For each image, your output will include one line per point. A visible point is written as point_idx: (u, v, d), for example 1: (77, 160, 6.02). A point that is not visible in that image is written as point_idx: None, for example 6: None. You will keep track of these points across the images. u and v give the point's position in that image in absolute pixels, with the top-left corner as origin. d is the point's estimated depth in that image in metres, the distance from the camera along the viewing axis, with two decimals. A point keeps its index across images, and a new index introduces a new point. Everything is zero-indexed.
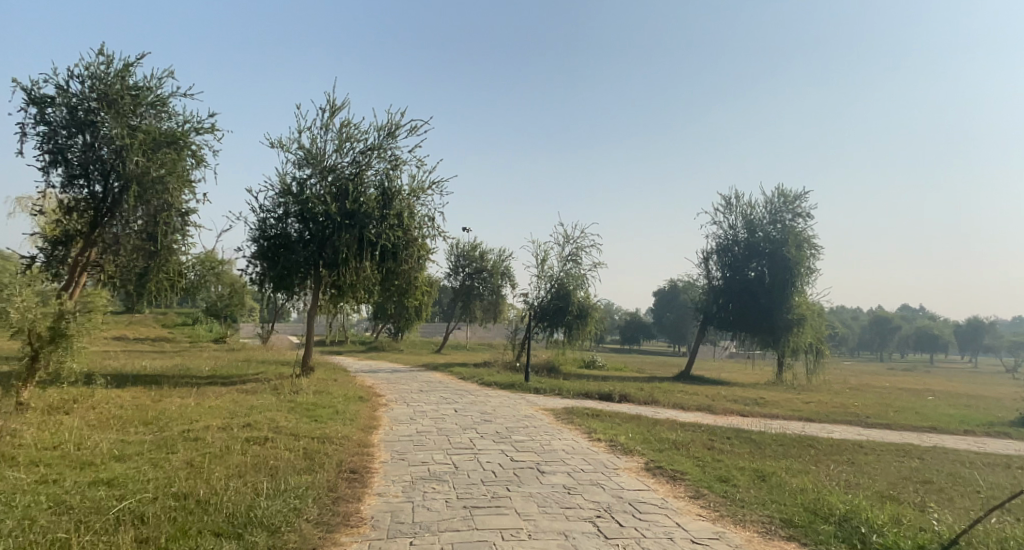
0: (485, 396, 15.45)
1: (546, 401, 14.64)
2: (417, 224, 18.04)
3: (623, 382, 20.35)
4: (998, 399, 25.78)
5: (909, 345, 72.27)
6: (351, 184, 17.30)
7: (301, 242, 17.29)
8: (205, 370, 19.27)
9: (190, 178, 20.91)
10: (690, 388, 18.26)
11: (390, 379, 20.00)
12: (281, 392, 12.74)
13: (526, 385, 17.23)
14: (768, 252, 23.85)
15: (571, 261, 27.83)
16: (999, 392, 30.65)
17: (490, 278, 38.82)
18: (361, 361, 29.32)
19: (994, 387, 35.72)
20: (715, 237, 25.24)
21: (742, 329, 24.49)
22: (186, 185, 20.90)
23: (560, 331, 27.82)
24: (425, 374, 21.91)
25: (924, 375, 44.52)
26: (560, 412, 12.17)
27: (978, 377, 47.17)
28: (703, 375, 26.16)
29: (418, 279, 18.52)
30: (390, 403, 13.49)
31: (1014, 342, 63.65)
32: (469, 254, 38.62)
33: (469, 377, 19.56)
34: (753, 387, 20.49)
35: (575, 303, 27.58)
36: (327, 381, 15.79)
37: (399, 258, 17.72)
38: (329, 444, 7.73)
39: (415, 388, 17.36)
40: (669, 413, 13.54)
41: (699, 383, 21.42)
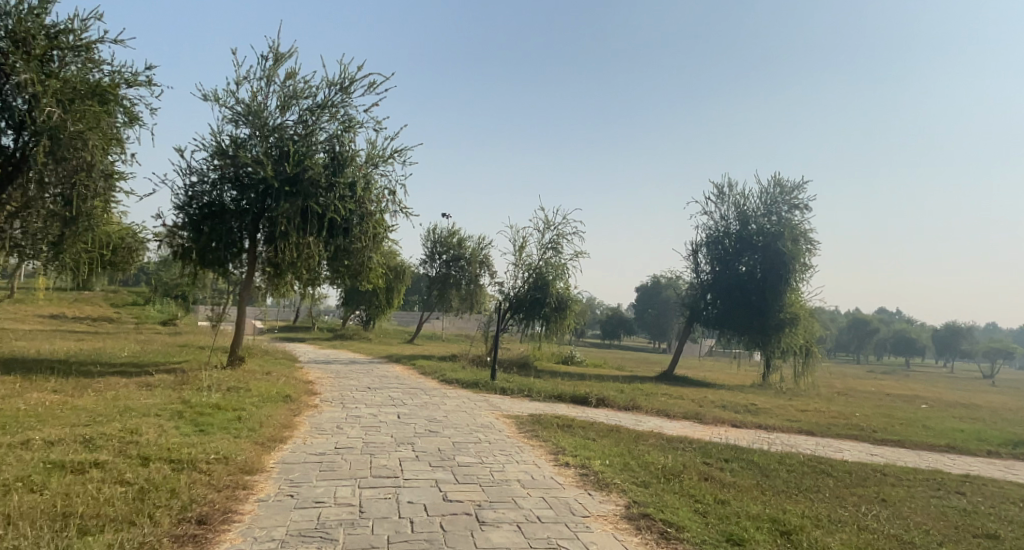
0: (439, 395, 13.20)
1: (511, 405, 12.45)
2: (375, 197, 15.49)
3: (600, 382, 18.33)
4: (1000, 411, 23.98)
5: (890, 349, 71.23)
6: (295, 146, 14.75)
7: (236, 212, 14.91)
8: (126, 357, 16.88)
9: (116, 137, 18.84)
10: (676, 392, 16.24)
11: (341, 372, 17.74)
12: (188, 390, 10.50)
13: (491, 384, 15.03)
14: (761, 245, 21.89)
15: (551, 249, 25.71)
16: (996, 401, 28.91)
17: (467, 266, 36.55)
18: (320, 350, 27.00)
19: (987, 396, 34.11)
20: (705, 227, 23.29)
21: (730, 328, 22.59)
22: (112, 143, 18.81)
23: (537, 324, 25.72)
24: (383, 367, 19.67)
25: (911, 380, 43.05)
26: (524, 422, 10.01)
27: (966, 383, 45.62)
28: (687, 375, 24.22)
29: (375, 261, 15.91)
30: (321, 403, 11.27)
31: (996, 348, 62.66)
32: (446, 241, 36.44)
33: (428, 372, 17.28)
34: (744, 391, 18.52)
35: (553, 295, 25.44)
36: (255, 375, 13.48)
37: (351, 233, 15.26)
38: (187, 475, 5.54)
39: (362, 384, 15.09)
40: (656, 421, 11.46)
41: (683, 385, 19.40)
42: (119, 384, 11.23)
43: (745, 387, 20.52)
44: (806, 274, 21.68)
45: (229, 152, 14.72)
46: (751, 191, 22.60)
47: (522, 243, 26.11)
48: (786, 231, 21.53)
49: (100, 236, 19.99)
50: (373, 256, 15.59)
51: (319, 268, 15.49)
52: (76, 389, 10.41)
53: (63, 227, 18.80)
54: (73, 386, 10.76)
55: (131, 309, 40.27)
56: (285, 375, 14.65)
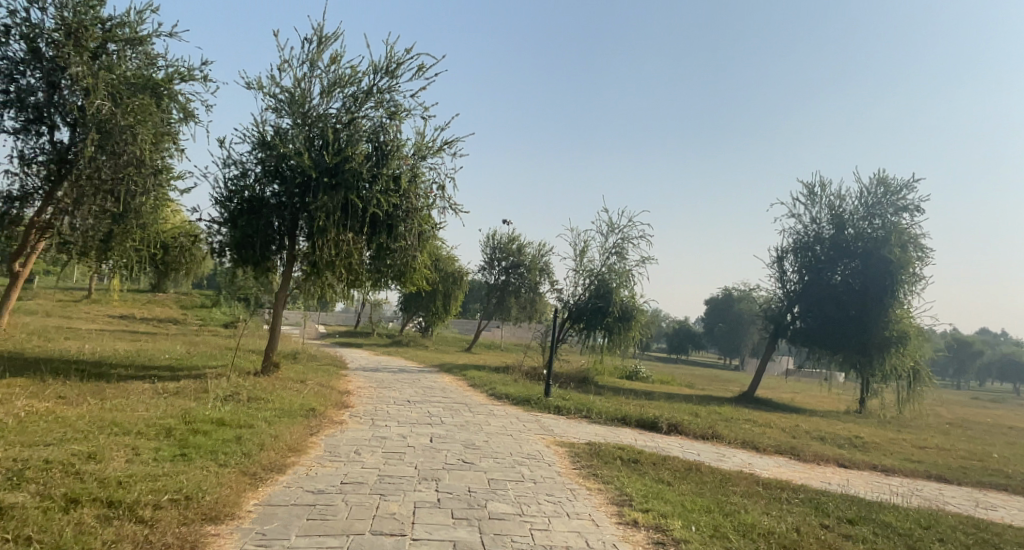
0: (485, 413, 11.57)
1: (566, 429, 10.68)
2: (422, 191, 14.05)
3: (671, 403, 16.26)
4: None
5: (991, 374, 65.09)
6: (336, 134, 13.48)
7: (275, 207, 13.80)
8: (163, 360, 16.04)
9: (167, 132, 18.12)
10: (760, 421, 14.07)
11: (384, 382, 16.38)
12: (197, 401, 9.24)
13: (546, 402, 13.27)
14: (861, 253, 19.38)
15: (615, 255, 23.80)
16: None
17: (527, 274, 34.96)
18: (373, 357, 25.93)
19: None
20: (792, 231, 20.91)
21: (821, 346, 20.13)
22: (163, 139, 18.12)
23: (599, 335, 23.86)
24: (431, 377, 18.23)
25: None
26: (580, 453, 8.23)
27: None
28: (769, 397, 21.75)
29: (420, 261, 14.45)
30: (347, 420, 9.85)
31: None
32: (505, 247, 34.73)
33: (478, 385, 15.71)
34: (841, 419, 16.11)
35: (616, 304, 23.52)
36: (286, 383, 12.23)
37: (393, 231, 13.89)
38: (117, 528, 4.11)
39: (403, 396, 13.62)
40: (743, 456, 9.45)
41: (766, 409, 17.07)
42: (133, 390, 10.15)
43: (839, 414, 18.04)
44: (914, 287, 19.00)
45: (268, 141, 13.54)
46: (849, 192, 20.10)
47: (584, 248, 24.36)
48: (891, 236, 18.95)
49: (149, 234, 19.42)
50: (418, 257, 14.15)
51: (359, 267, 14.15)
52: (81, 395, 9.36)
53: (111, 224, 18.15)
54: (81, 391, 9.72)
55: (196, 310, 40.68)
56: (320, 383, 13.35)
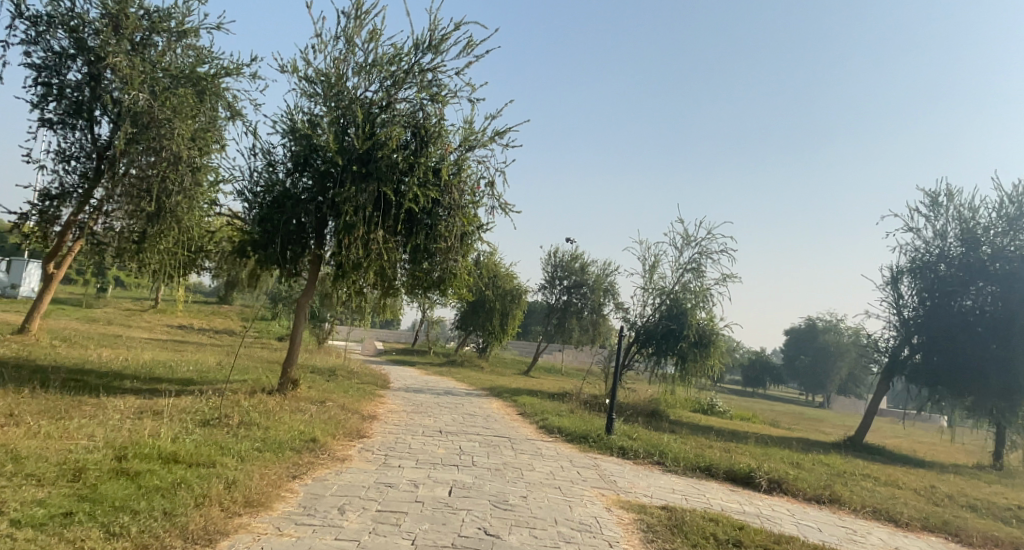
0: (532, 454, 9.43)
1: (631, 482, 8.43)
2: (470, 187, 12.18)
3: (759, 451, 13.72)
4: None
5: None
6: (370, 116, 11.41)
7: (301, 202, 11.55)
8: (184, 367, 14.44)
9: (212, 131, 15.64)
10: (873, 489, 11.44)
11: (424, 406, 14.44)
12: (169, 423, 7.33)
13: (607, 439, 11.00)
14: (997, 275, 18.70)
15: (690, 272, 21.20)
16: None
17: (591, 294, 32.62)
18: (422, 375, 24.01)
19: None
20: (913, 252, 20.57)
21: (947, 380, 19.44)
22: (209, 138, 15.61)
23: (670, 362, 21.26)
24: (479, 401, 16.21)
25: None
26: (654, 531, 6.01)
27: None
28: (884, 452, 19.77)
29: (462, 266, 12.44)
30: (354, 455, 7.83)
31: None
32: (567, 266, 32.43)
33: (529, 414, 13.59)
34: (981, 493, 13.27)
35: (692, 327, 20.82)
36: (303, 403, 10.35)
37: (432, 229, 11.95)
38: None
39: (439, 425, 11.57)
40: (896, 536, 8.23)
41: (878, 470, 14.23)
42: (113, 406, 8.37)
43: (972, 483, 14.98)
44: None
45: (294, 125, 11.53)
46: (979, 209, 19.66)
47: (655, 263, 21.91)
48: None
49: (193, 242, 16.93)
50: (460, 261, 12.15)
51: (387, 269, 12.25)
52: (40, 411, 7.61)
53: (147, 223, 15.41)
54: (48, 405, 7.97)
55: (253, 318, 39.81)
56: (342, 405, 11.39)
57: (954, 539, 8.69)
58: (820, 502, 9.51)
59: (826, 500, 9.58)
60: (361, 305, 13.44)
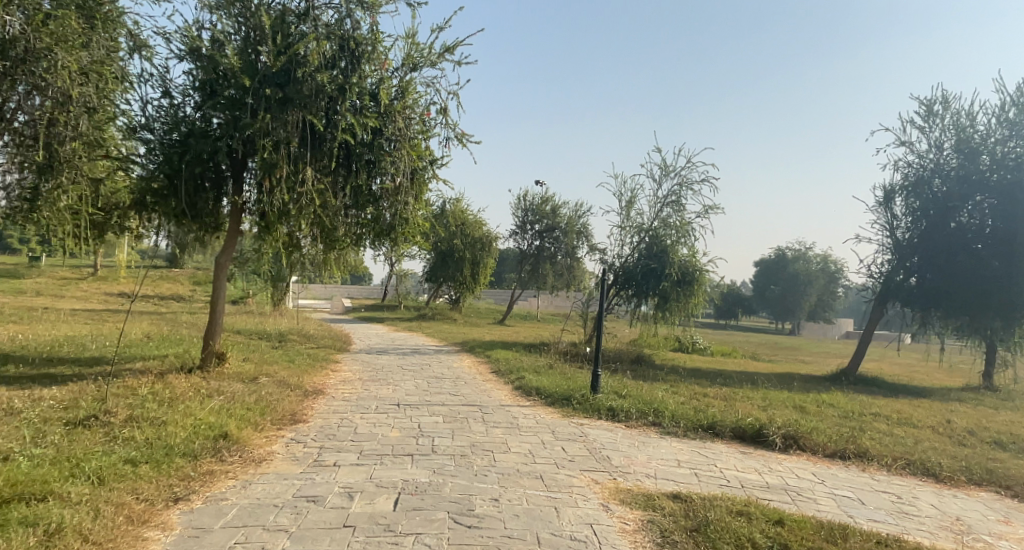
0: (506, 428, 7.80)
1: (626, 457, 6.88)
2: (417, 114, 10.23)
3: (757, 397, 12.44)
4: None
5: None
6: (286, 28, 9.13)
7: (207, 140, 9.09)
8: (100, 339, 12.35)
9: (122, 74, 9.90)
10: (889, 434, 10.18)
11: (383, 371, 12.72)
12: (13, 430, 5.40)
13: (593, 398, 9.46)
14: (995, 187, 18.21)
15: (670, 206, 19.57)
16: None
17: (563, 238, 30.87)
18: (388, 334, 22.19)
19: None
20: (908, 167, 19.91)
21: (944, 301, 19.13)
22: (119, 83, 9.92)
23: (650, 301, 19.84)
24: (446, 360, 14.57)
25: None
26: (670, 540, 4.51)
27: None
28: (881, 381, 19.20)
29: (415, 208, 10.56)
30: (278, 451, 6.08)
31: None
32: (538, 209, 30.62)
33: (504, 372, 11.99)
34: (1000, 426, 12.40)
35: (675, 265, 19.30)
36: (226, 382, 8.51)
37: (374, 165, 10.01)
38: None
39: (397, 395, 9.88)
40: (952, 498, 6.96)
41: (884, 408, 13.11)
42: None
43: (983, 416, 13.86)
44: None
45: (189, 42, 9.05)
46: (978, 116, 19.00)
47: (631, 198, 20.29)
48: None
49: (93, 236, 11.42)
50: (411, 202, 10.29)
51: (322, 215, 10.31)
52: None
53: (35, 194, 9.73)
54: None
55: (207, 279, 37.19)
56: (279, 379, 9.57)
57: (1002, 497, 7.46)
58: (843, 459, 8.18)
59: (851, 457, 8.25)
60: (298, 256, 11.38)
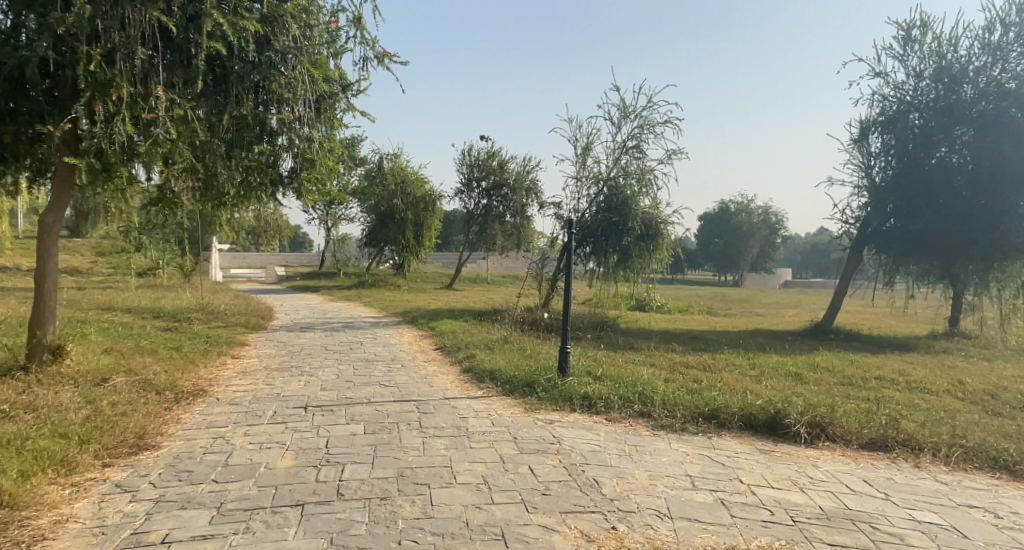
0: (449, 438, 5.64)
1: (619, 479, 4.83)
2: (321, 20, 7.74)
3: (749, 367, 10.62)
4: None
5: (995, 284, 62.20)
6: None
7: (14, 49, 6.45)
8: None
9: None
10: (917, 407, 8.45)
11: (301, 349, 10.34)
12: None
13: (563, 384, 7.36)
14: (976, 118, 16.86)
15: (629, 152, 17.50)
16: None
17: (512, 196, 28.50)
18: (322, 305, 19.64)
19: None
20: (883, 101, 18.40)
21: (925, 246, 17.74)
22: None
23: (611, 258, 17.84)
24: (382, 332, 12.26)
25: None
26: None
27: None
28: (857, 335, 17.91)
29: (324, 148, 8.12)
30: (77, 518, 3.82)
31: None
32: (483, 165, 28.14)
33: (449, 349, 9.78)
34: (1014, 387, 10.96)
35: (637, 217, 17.32)
36: (53, 390, 6.09)
37: (260, 88, 7.53)
38: None
39: (309, 386, 7.58)
40: None
41: (886, 373, 11.48)
42: None
43: (984, 373, 12.49)
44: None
45: None
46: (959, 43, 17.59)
47: (588, 145, 18.19)
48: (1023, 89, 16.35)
49: None
50: (316, 138, 7.87)
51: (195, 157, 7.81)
52: None
53: None
54: None
55: None
56: (140, 377, 6.92)
57: None
58: (887, 452, 6.35)
59: (896, 448, 6.41)
60: (175, 213, 8.82)
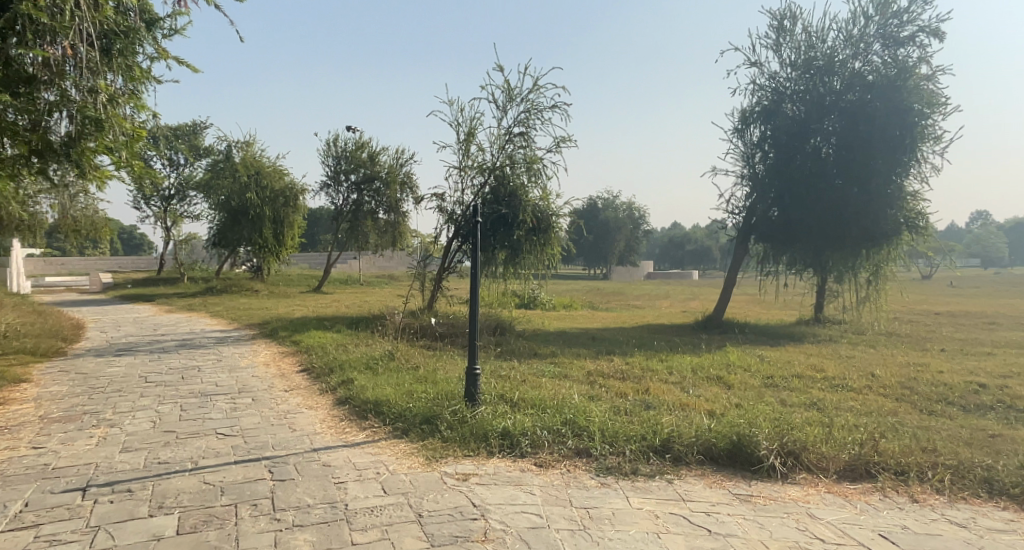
0: (317, 524, 3.67)
1: None
2: None
3: (668, 373, 9.40)
4: None
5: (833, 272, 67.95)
6: None
7: None
8: None
9: None
10: (859, 419, 7.57)
11: (115, 369, 7.78)
12: None
13: (473, 417, 5.58)
14: (848, 110, 17.00)
15: (515, 139, 15.91)
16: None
17: (384, 190, 26.22)
18: (157, 317, 16.42)
19: None
20: (759, 91, 18.16)
21: (808, 236, 17.71)
22: None
23: (500, 254, 16.30)
24: (228, 346, 9.82)
25: (907, 296, 37.87)
26: None
27: (954, 288, 40.24)
28: (748, 327, 17.61)
29: (119, 106, 5.86)
30: None
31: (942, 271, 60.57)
32: (352, 156, 25.63)
33: (317, 367, 7.65)
34: (920, 388, 10.63)
35: (527, 210, 15.82)
36: None
37: (8, 11, 5.15)
38: None
39: (106, 429, 5.23)
40: None
41: (800, 374, 10.76)
42: None
43: (883, 371, 12.23)
44: (921, 143, 16.76)
45: None
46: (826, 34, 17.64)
47: (470, 130, 16.46)
48: (886, 81, 16.67)
49: None
50: (103, 90, 5.59)
51: None
52: None
53: None
54: None
55: None
56: None
57: None
58: (874, 494, 5.21)
59: (880, 490, 5.30)
60: None
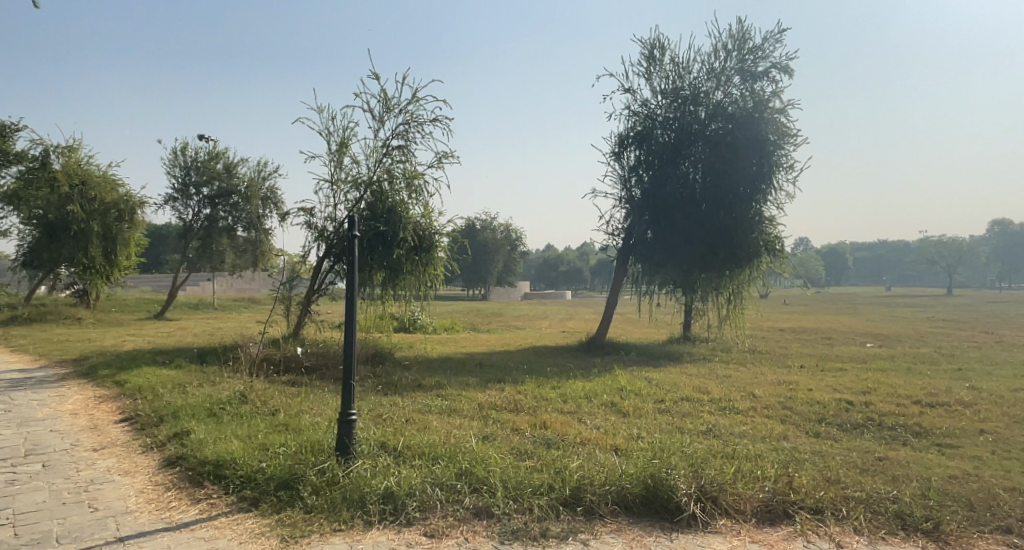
0: None
1: None
2: None
3: (561, 401, 8.70)
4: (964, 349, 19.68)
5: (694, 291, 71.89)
6: None
7: None
8: None
9: None
10: (760, 447, 7.22)
11: None
12: None
13: (347, 475, 4.49)
14: (715, 137, 17.48)
15: (393, 152, 14.87)
16: (901, 327, 25.37)
17: (242, 205, 24.03)
18: None
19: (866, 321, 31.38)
20: (633, 116, 18.32)
21: (681, 257, 18.00)
22: None
23: (380, 274, 15.09)
24: (32, 390, 7.93)
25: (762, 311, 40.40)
26: None
27: (802, 304, 43.54)
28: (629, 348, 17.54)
29: None
30: None
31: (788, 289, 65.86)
32: (204, 167, 23.16)
33: (147, 414, 6.16)
34: (800, 407, 10.69)
35: (409, 228, 14.76)
36: None
37: None
38: None
39: None
40: None
41: (689, 397, 10.47)
42: None
43: (763, 391, 12.33)
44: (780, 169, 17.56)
45: None
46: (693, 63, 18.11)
47: (343, 142, 15.19)
48: (747, 110, 17.29)
49: None
50: None
51: None
52: None
53: None
54: None
55: None
56: None
57: None
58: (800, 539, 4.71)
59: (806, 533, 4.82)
60: None
